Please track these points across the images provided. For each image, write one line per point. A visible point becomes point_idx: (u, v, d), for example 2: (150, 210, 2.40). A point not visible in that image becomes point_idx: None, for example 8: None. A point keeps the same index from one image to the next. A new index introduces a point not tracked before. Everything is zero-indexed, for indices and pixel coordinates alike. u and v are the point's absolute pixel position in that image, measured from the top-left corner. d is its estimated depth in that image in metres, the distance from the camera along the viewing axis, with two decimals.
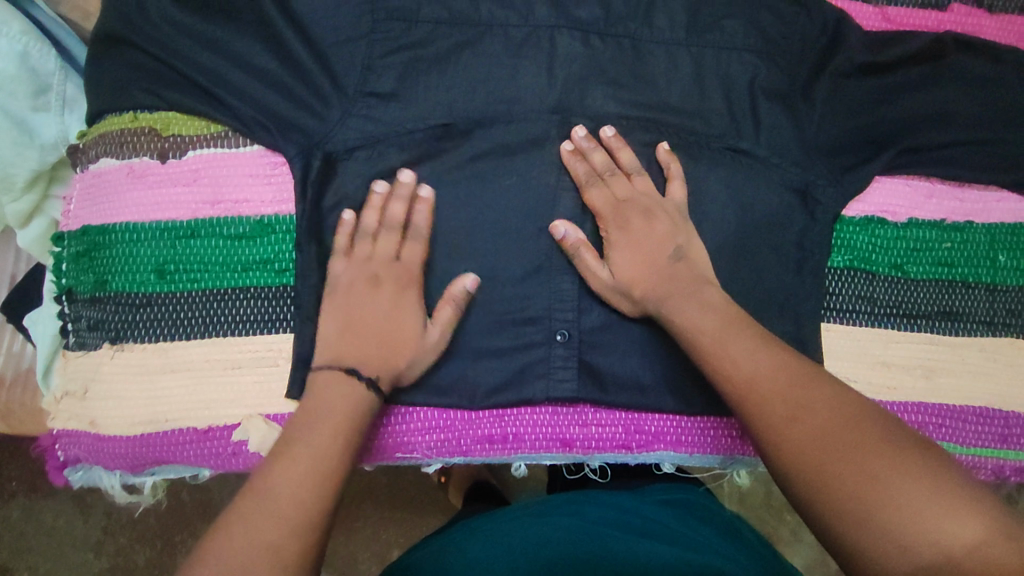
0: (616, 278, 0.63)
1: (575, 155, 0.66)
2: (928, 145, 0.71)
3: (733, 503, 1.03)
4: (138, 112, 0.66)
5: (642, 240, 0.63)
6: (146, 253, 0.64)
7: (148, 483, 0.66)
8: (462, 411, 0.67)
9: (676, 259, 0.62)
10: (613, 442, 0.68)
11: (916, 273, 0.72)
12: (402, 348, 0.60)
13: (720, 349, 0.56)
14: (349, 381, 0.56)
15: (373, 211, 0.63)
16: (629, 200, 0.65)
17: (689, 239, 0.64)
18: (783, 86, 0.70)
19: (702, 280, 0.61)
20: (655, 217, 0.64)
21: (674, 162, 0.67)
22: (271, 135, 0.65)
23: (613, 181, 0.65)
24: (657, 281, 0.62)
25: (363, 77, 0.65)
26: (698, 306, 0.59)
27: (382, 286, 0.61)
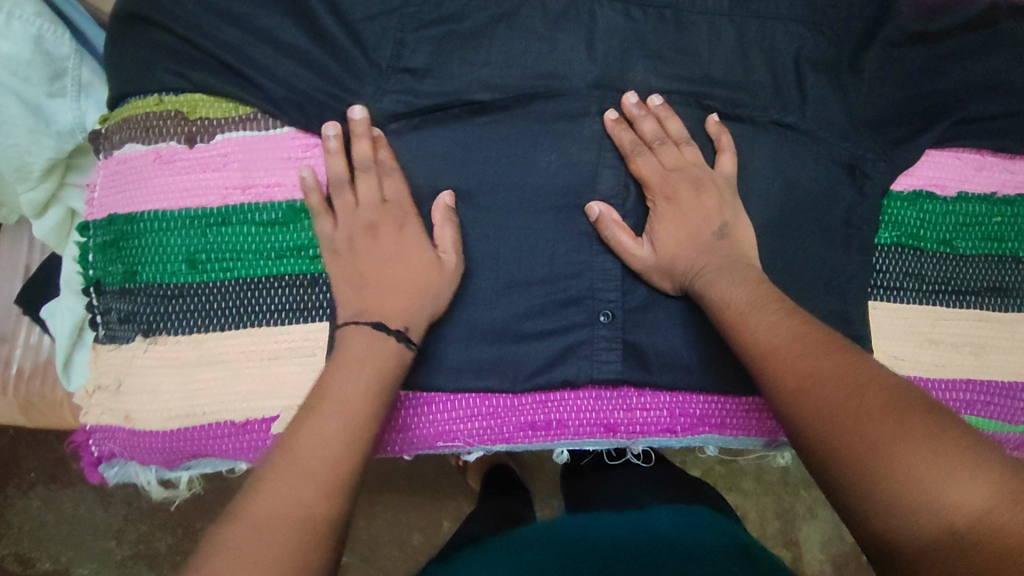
0: (658, 253, 0.62)
1: (619, 123, 0.64)
2: (978, 116, 0.68)
3: (754, 480, 1.02)
4: (162, 95, 0.62)
5: (688, 214, 0.62)
6: (176, 242, 0.62)
7: (184, 478, 0.64)
8: (501, 394, 0.65)
9: (720, 235, 0.61)
10: (658, 426, 0.66)
11: (964, 249, 0.70)
12: (427, 288, 0.58)
13: (748, 320, 0.54)
14: (358, 344, 0.54)
15: (337, 156, 0.59)
16: (678, 169, 0.63)
17: (737, 216, 0.62)
18: (829, 57, 0.68)
19: (748, 258, 0.60)
20: (704, 189, 0.62)
21: (724, 133, 0.65)
22: (303, 115, 0.62)
23: (661, 151, 0.63)
24: (703, 259, 0.60)
25: (396, 53, 0.63)
26: (734, 282, 0.57)
27: (382, 229, 0.59)
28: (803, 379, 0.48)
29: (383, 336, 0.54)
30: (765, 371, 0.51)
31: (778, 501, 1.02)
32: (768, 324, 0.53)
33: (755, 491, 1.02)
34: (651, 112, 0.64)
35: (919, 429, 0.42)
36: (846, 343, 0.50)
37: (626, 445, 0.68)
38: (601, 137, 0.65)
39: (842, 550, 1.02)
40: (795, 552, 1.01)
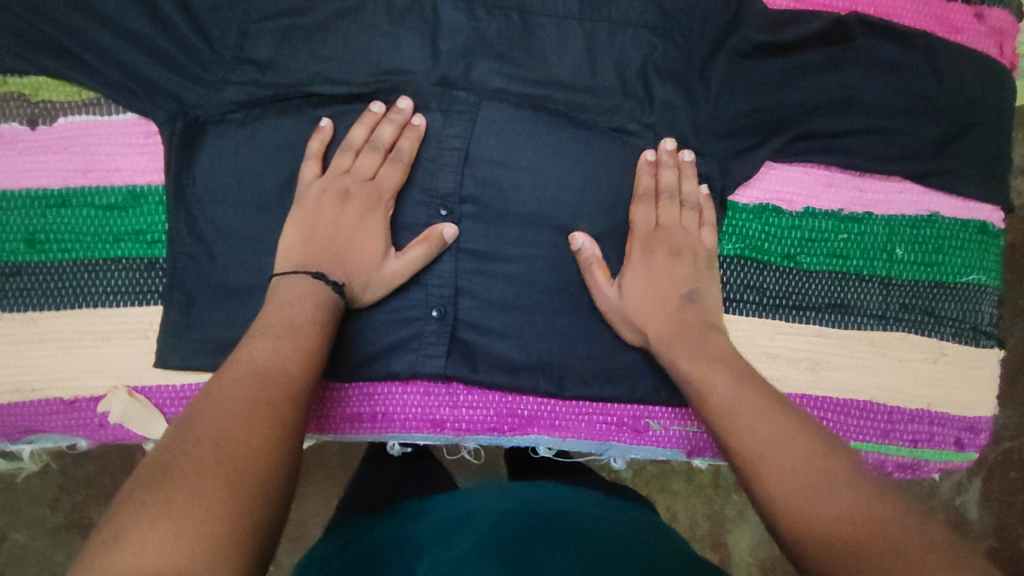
0: (623, 302, 0.63)
1: (651, 165, 0.66)
2: (824, 132, 0.69)
3: (685, 480, 0.98)
4: (6, 76, 0.64)
5: (658, 270, 0.63)
6: (17, 221, 0.63)
7: (25, 450, 0.66)
8: (329, 380, 0.65)
9: (686, 300, 0.63)
10: (485, 424, 0.67)
11: (809, 264, 0.70)
12: (352, 267, 0.61)
13: (712, 381, 0.57)
14: (316, 291, 0.58)
15: (363, 128, 0.64)
16: (666, 228, 0.65)
17: (705, 286, 0.64)
18: (680, 64, 0.68)
19: (711, 328, 0.62)
20: (681, 257, 0.64)
21: (710, 208, 0.67)
22: (139, 100, 0.63)
23: (663, 205, 0.65)
24: (671, 326, 0.61)
25: (239, 42, 0.64)
26: (699, 357, 0.59)
27: (350, 201, 0.62)
28: (752, 440, 0.51)
29: (321, 284, 0.58)
30: (727, 440, 0.53)
31: (707, 504, 0.98)
32: (732, 392, 0.56)
33: (687, 491, 0.98)
34: (676, 163, 0.66)
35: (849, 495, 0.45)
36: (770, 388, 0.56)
37: (455, 441, 0.69)
38: (440, 133, 0.66)
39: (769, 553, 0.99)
40: (723, 554, 0.98)
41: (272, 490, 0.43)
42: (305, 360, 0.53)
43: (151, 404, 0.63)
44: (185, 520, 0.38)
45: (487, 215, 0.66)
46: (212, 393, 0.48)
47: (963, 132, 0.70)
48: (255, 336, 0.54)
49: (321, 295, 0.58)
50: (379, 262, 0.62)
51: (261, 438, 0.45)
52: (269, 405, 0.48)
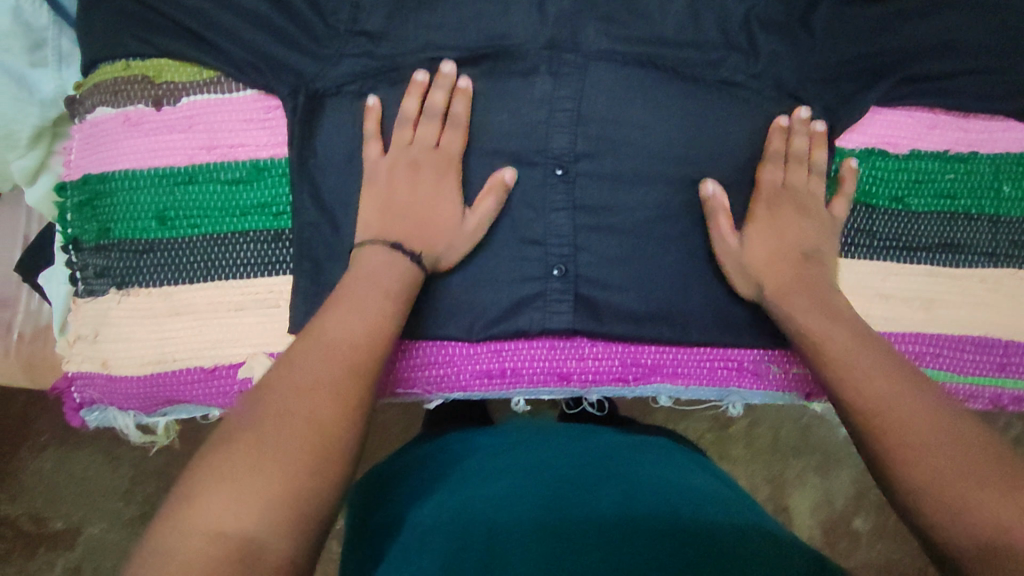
0: (745, 253, 0.64)
1: (783, 129, 0.66)
2: (932, 74, 0.68)
3: (742, 446, 1.00)
4: (130, 60, 0.65)
5: (780, 228, 0.65)
6: (146, 200, 0.65)
7: (161, 422, 0.69)
8: (418, 340, 0.69)
9: (808, 256, 0.64)
10: (610, 375, 0.70)
11: (917, 206, 0.71)
12: (433, 230, 0.63)
13: (828, 335, 0.56)
14: (388, 266, 0.58)
15: (413, 98, 0.64)
16: (789, 188, 0.66)
17: (829, 248, 0.66)
18: (784, 15, 0.67)
19: (836, 287, 0.63)
20: (807, 213, 0.66)
21: (851, 175, 0.68)
22: (262, 77, 0.64)
23: (791, 167, 0.66)
24: (790, 279, 0.62)
25: (352, 15, 0.64)
26: (818, 312, 0.59)
27: (422, 169, 0.64)
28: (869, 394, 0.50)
29: (400, 257, 0.59)
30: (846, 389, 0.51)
31: (765, 468, 1.00)
32: (851, 347, 0.54)
33: (745, 457, 1.00)
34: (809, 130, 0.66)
35: (959, 431, 0.45)
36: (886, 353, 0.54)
37: (580, 393, 0.73)
38: (551, 96, 0.66)
39: (827, 518, 0.99)
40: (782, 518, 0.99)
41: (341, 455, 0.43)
42: (373, 334, 0.52)
43: None
44: (249, 498, 0.38)
45: (601, 174, 0.67)
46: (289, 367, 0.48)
47: None
48: (327, 310, 0.53)
49: (385, 275, 0.57)
50: (457, 223, 0.63)
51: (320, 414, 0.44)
52: (345, 379, 0.47)
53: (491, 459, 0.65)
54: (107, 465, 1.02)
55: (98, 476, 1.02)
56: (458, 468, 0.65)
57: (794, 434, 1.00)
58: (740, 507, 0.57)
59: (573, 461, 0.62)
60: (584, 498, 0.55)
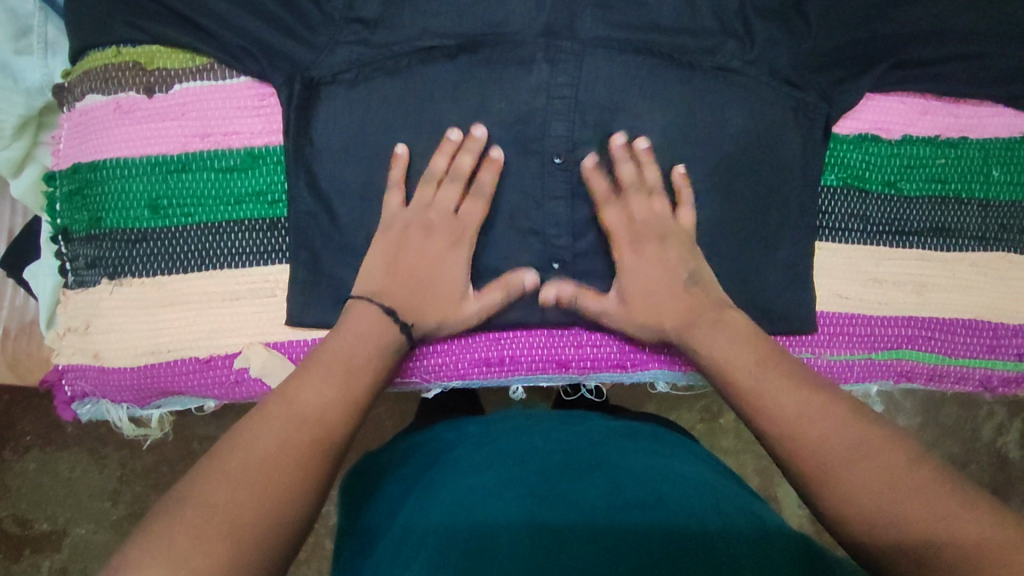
0: (626, 302, 0.64)
1: (597, 168, 0.64)
2: (923, 59, 0.69)
3: (733, 438, 1.01)
4: (120, 47, 0.64)
5: (659, 262, 0.63)
6: (138, 189, 0.64)
7: (155, 415, 0.68)
8: (425, 344, 0.68)
9: (691, 282, 0.63)
10: (609, 361, 0.70)
11: (909, 191, 0.72)
12: (432, 310, 0.62)
13: (733, 370, 0.56)
14: (372, 323, 0.58)
15: (443, 157, 0.64)
16: (646, 221, 0.64)
17: (701, 265, 0.64)
18: (778, 3, 0.68)
19: (719, 309, 0.62)
20: (669, 242, 0.64)
21: (686, 186, 0.66)
22: (256, 63, 0.64)
23: (632, 198, 0.65)
24: (684, 314, 0.62)
25: (347, 1, 0.63)
26: (723, 340, 0.58)
27: (434, 236, 0.63)
28: (788, 421, 0.51)
29: (390, 323, 0.58)
30: (767, 415, 0.52)
31: (755, 460, 1.01)
32: (758, 379, 0.54)
33: (734, 449, 1.01)
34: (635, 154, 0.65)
35: (917, 459, 0.46)
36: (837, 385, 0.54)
37: (578, 380, 0.72)
38: (548, 84, 0.65)
39: (816, 506, 1.01)
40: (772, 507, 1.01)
41: (290, 525, 0.44)
42: (342, 390, 0.52)
43: (287, 360, 0.65)
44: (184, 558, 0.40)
45: (597, 162, 0.66)
46: (254, 425, 0.48)
47: None
48: (301, 371, 0.53)
49: (358, 325, 0.58)
50: (458, 302, 0.63)
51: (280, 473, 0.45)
52: (308, 443, 0.48)
53: (479, 447, 0.64)
54: (92, 465, 1.01)
55: (84, 476, 1.00)
56: (442, 456, 0.65)
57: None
58: (727, 492, 0.57)
59: (562, 446, 0.61)
60: (570, 484, 0.54)
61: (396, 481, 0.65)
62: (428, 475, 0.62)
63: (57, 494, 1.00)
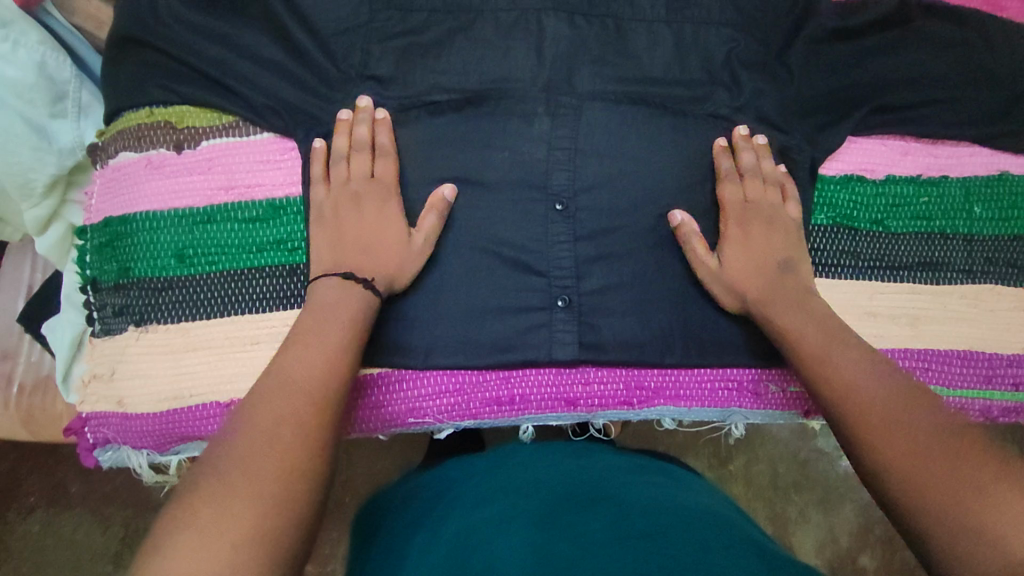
0: (723, 270, 0.68)
1: (725, 149, 0.71)
2: (898, 105, 0.75)
3: (744, 484, 1.02)
4: (153, 107, 0.70)
5: (754, 242, 0.69)
6: (166, 239, 0.68)
7: (173, 463, 0.70)
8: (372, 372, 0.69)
9: (785, 267, 0.68)
10: (616, 399, 0.72)
11: (896, 227, 0.76)
12: (389, 256, 0.64)
13: (803, 332, 0.62)
14: (353, 320, 0.59)
15: (343, 136, 0.67)
16: (754, 203, 0.70)
17: (800, 256, 0.69)
18: (760, 56, 0.74)
19: (809, 293, 0.67)
20: (776, 227, 0.69)
21: (789, 181, 0.72)
22: (280, 120, 0.69)
23: (749, 182, 0.70)
24: (768, 287, 0.67)
25: (364, 62, 0.69)
26: (801, 315, 0.64)
27: (364, 203, 0.66)
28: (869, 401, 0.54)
29: (354, 286, 0.61)
30: (848, 399, 0.55)
31: (767, 507, 1.02)
32: (830, 347, 0.60)
33: (747, 495, 1.01)
34: (753, 146, 0.71)
35: (973, 458, 0.47)
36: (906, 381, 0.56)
37: (587, 418, 0.74)
38: (549, 135, 0.70)
39: (833, 554, 1.01)
40: None
41: (296, 541, 0.43)
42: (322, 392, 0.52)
43: None
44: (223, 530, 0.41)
45: (600, 206, 0.70)
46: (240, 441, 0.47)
47: (1016, 99, 0.76)
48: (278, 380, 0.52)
49: (339, 324, 0.58)
50: (402, 251, 0.65)
51: (292, 459, 0.46)
52: (297, 452, 0.47)
53: (489, 484, 0.64)
54: (95, 525, 1.01)
55: (87, 538, 1.00)
56: (450, 490, 0.67)
57: (791, 470, 1.03)
58: (737, 525, 0.57)
59: (565, 479, 0.62)
60: (579, 515, 0.55)
61: (406, 517, 0.66)
62: (439, 507, 0.64)
63: (60, 555, 1.00)
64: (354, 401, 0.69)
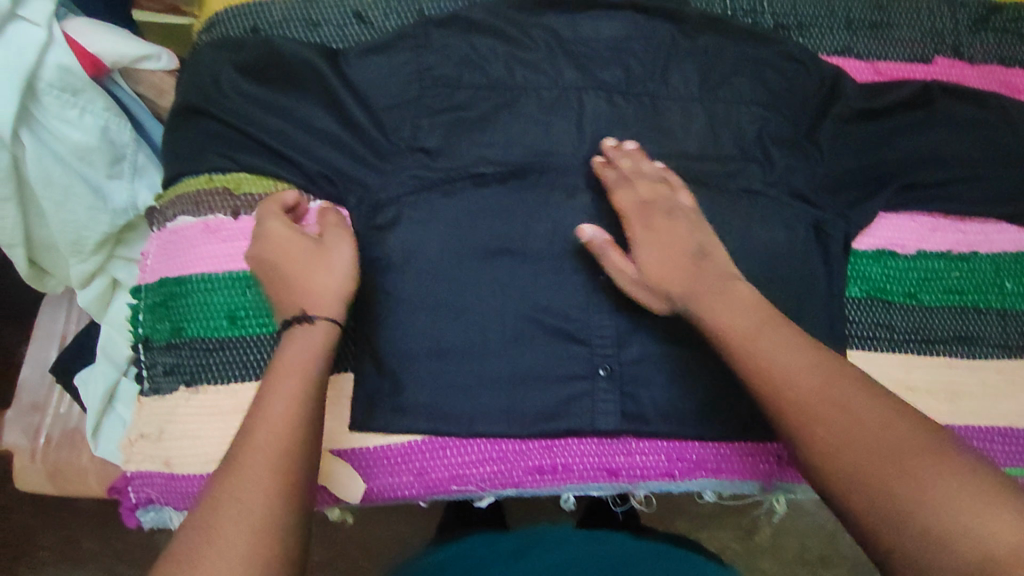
0: (642, 272, 0.65)
1: (605, 164, 0.71)
2: (927, 182, 0.77)
3: (774, 560, 1.00)
4: (212, 175, 0.73)
5: (665, 237, 0.66)
6: (219, 301, 0.70)
7: None
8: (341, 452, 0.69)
9: (700, 254, 0.65)
10: (658, 471, 0.72)
11: (929, 301, 0.77)
12: (301, 270, 0.62)
13: (734, 321, 0.59)
14: (310, 346, 0.57)
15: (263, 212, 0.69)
16: (651, 201, 0.68)
17: (710, 239, 0.66)
18: (790, 134, 0.77)
19: (733, 277, 0.63)
20: (678, 216, 0.67)
21: (671, 174, 0.70)
22: (333, 188, 0.72)
23: (643, 186, 0.69)
24: (694, 281, 0.63)
25: (413, 134, 0.73)
26: (738, 302, 0.61)
27: (276, 229, 0.65)
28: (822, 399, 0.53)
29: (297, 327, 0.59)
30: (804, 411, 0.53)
31: None
32: (760, 328, 0.58)
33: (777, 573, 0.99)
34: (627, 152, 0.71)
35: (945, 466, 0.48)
36: (849, 367, 0.56)
37: (628, 489, 0.74)
38: (590, 208, 0.72)
39: None
40: None
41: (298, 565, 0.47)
42: (293, 438, 0.52)
43: (352, 467, 0.70)
44: None
45: None
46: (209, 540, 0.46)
47: None
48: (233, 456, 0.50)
49: (297, 354, 0.57)
50: (317, 262, 0.62)
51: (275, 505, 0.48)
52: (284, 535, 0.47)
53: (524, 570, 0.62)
54: None
55: None
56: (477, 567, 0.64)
57: (823, 546, 1.00)
58: None
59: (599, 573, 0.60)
60: None
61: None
62: None
63: None
64: (399, 466, 0.70)
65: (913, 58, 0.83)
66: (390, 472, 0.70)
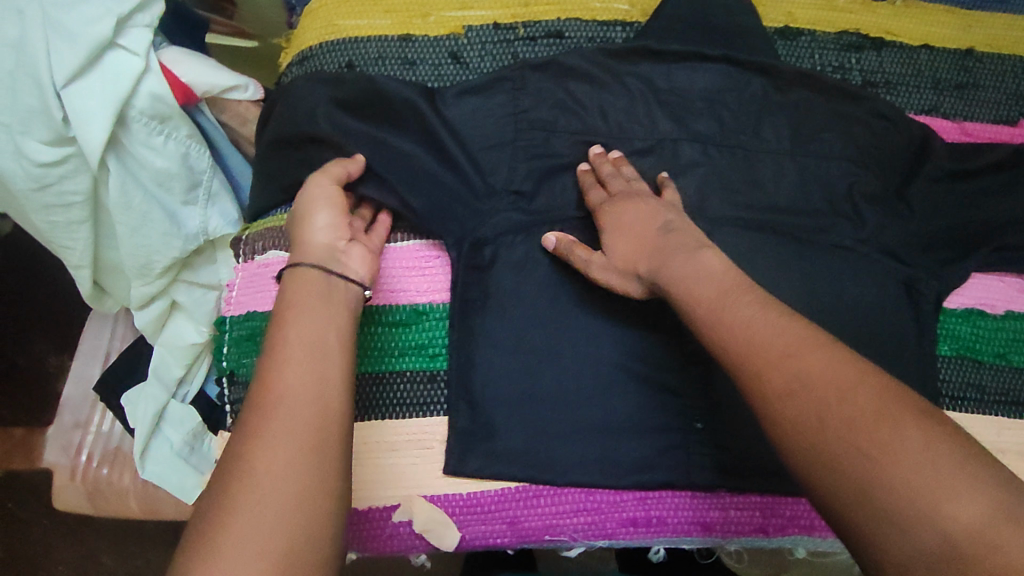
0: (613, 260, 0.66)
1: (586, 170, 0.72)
2: (1015, 244, 0.78)
3: None
4: None
5: (630, 223, 0.66)
6: None
7: None
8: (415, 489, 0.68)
9: (666, 229, 0.64)
10: (751, 527, 0.71)
11: (1019, 361, 0.77)
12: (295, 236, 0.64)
13: (693, 293, 0.58)
14: (308, 290, 0.58)
15: None
16: (620, 194, 0.69)
17: (680, 217, 0.66)
18: (880, 190, 0.77)
19: (704, 245, 0.62)
20: (646, 198, 0.68)
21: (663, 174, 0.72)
22: (430, 228, 0.71)
23: (610, 183, 0.70)
24: (658, 254, 0.63)
25: (509, 178, 0.72)
26: (693, 268, 0.59)
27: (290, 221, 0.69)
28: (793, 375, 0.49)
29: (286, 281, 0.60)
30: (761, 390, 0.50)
31: None
32: (720, 303, 0.56)
33: None
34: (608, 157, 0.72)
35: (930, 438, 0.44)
36: (822, 335, 0.52)
37: (718, 543, 0.72)
38: None
39: None
40: None
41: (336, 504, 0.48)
42: (313, 386, 0.52)
43: (445, 514, 0.69)
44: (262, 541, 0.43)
45: None
46: (244, 501, 0.45)
47: None
48: (252, 413, 0.50)
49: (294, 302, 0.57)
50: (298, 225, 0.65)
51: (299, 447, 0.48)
52: (323, 476, 0.48)
53: None
54: None
55: None
56: None
57: None
58: None
59: None
60: None
61: None
62: None
63: None
64: (491, 514, 0.69)
65: (1000, 120, 0.84)
66: (482, 520, 0.69)
